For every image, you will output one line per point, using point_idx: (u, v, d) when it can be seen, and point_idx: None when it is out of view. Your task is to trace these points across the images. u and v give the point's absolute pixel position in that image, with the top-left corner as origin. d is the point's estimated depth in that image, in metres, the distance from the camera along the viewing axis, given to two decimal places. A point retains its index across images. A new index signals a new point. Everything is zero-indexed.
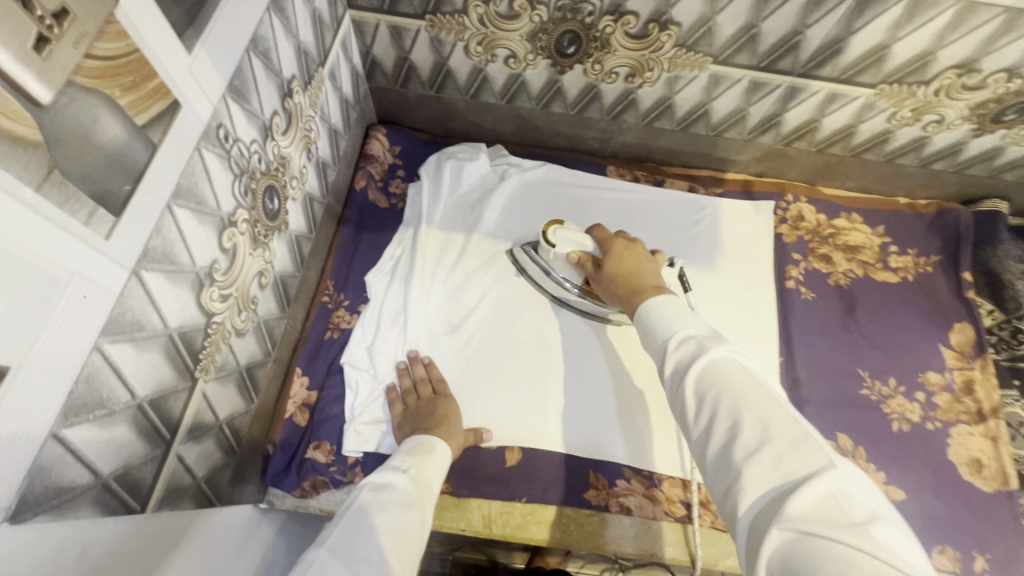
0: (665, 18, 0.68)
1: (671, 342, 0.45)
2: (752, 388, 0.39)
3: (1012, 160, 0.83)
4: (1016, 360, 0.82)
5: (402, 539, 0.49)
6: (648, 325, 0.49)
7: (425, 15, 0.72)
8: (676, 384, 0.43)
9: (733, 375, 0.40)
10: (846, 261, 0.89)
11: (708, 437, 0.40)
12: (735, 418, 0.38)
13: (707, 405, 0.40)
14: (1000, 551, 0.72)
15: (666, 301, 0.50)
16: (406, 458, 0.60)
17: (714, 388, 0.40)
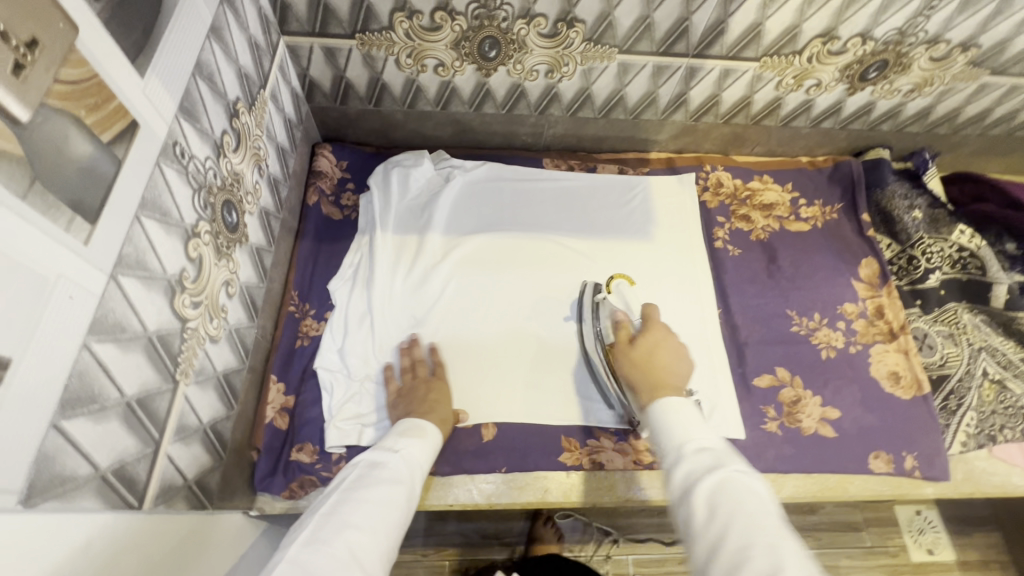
0: (570, 17, 0.77)
1: (683, 450, 0.54)
2: (765, 512, 0.46)
3: (884, 112, 0.96)
4: (915, 283, 0.94)
5: (389, 509, 0.52)
6: (659, 427, 0.59)
7: (355, 34, 0.78)
8: (686, 496, 0.50)
9: (745, 497, 0.47)
10: (764, 218, 1.00)
11: (715, 551, 0.45)
12: (747, 539, 0.44)
13: (715, 526, 0.47)
14: (925, 448, 0.82)
15: (676, 403, 0.60)
16: (399, 439, 0.63)
17: (723, 501, 0.48)
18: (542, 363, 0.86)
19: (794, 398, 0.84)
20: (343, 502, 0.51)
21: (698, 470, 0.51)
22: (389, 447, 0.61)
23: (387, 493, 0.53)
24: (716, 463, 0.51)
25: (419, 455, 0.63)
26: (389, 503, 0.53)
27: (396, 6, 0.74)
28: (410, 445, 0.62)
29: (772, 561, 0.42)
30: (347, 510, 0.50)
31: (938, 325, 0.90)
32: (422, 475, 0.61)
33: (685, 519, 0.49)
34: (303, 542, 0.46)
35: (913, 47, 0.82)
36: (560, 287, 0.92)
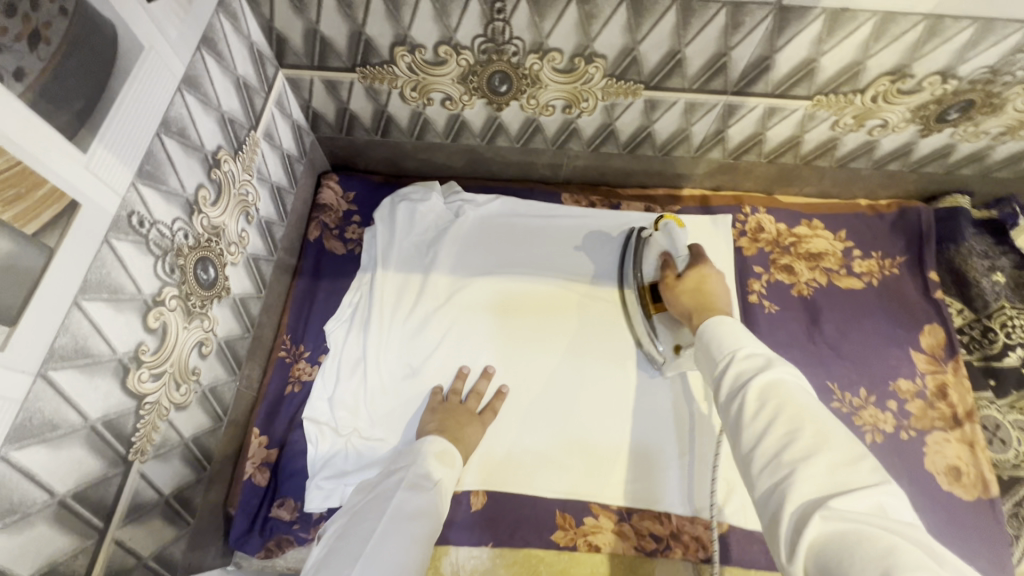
0: (588, 52, 0.68)
1: (736, 354, 0.49)
2: (818, 408, 0.42)
3: (966, 156, 0.81)
4: (991, 360, 0.80)
5: (426, 545, 0.54)
6: (709, 339, 0.53)
7: (356, 67, 0.73)
8: (737, 393, 0.45)
9: (798, 394, 0.43)
10: (809, 269, 0.88)
11: (762, 435, 0.42)
12: (795, 425, 0.40)
13: (765, 411, 0.42)
14: (987, 564, 0.69)
15: (722, 320, 0.54)
16: (435, 464, 0.63)
17: (772, 398, 0.43)
18: (544, 424, 0.78)
19: None
20: (389, 532, 0.52)
21: (750, 369, 0.46)
22: (428, 476, 0.61)
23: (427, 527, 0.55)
24: (768, 364, 0.46)
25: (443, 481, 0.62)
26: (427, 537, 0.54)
27: (396, 39, 0.68)
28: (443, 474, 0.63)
29: (819, 440, 0.39)
30: (394, 542, 0.51)
31: (1014, 413, 0.77)
32: (446, 503, 0.62)
33: (734, 416, 0.45)
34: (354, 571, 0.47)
35: (1007, 88, 0.68)
36: (569, 339, 0.84)
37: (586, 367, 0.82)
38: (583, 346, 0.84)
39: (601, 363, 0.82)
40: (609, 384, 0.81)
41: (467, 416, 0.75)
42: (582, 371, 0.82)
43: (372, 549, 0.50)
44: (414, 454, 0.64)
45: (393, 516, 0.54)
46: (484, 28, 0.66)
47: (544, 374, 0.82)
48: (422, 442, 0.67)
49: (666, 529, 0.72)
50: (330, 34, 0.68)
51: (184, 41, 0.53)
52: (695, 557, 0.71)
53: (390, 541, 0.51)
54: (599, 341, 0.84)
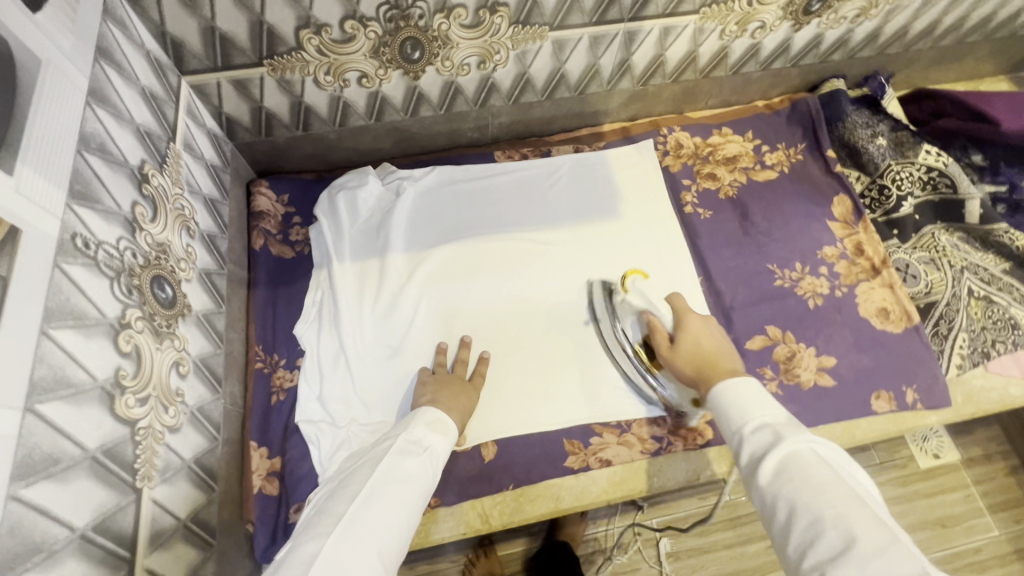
0: (491, 2, 0.70)
1: (744, 429, 0.55)
2: (832, 482, 0.47)
3: (834, 42, 0.92)
4: (890, 214, 0.92)
5: (410, 509, 0.55)
6: (720, 410, 0.60)
7: (263, 60, 0.71)
8: (756, 475, 0.51)
9: (813, 468, 0.48)
10: (729, 172, 0.96)
11: (790, 529, 0.47)
12: (814, 515, 0.45)
13: (784, 501, 0.48)
14: (923, 378, 0.82)
15: (740, 385, 0.59)
16: (424, 432, 0.64)
17: (787, 477, 0.49)
18: (533, 369, 0.82)
19: (789, 354, 0.82)
20: (373, 500, 0.54)
21: (762, 448, 0.52)
22: (416, 442, 0.63)
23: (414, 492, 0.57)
24: (778, 440, 0.52)
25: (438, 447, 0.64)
26: (415, 502, 0.56)
27: (300, 22, 0.67)
28: (432, 440, 0.64)
29: (845, 531, 0.43)
30: (377, 509, 0.53)
31: (917, 252, 0.89)
32: (438, 468, 0.63)
33: (764, 506, 0.50)
34: (337, 541, 0.49)
35: None
36: (535, 286, 0.88)
37: (557, 309, 0.87)
38: (550, 290, 0.88)
39: (571, 301, 0.87)
40: (580, 320, 0.86)
41: (464, 384, 0.76)
42: (555, 313, 0.86)
43: (355, 517, 0.51)
44: (404, 423, 0.66)
45: (378, 484, 0.55)
46: None
47: (521, 326, 0.85)
48: (412, 415, 0.68)
49: (664, 428, 0.78)
50: (228, 29, 0.66)
51: (79, 52, 0.50)
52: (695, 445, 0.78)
53: (373, 508, 0.53)
54: (563, 282, 0.89)
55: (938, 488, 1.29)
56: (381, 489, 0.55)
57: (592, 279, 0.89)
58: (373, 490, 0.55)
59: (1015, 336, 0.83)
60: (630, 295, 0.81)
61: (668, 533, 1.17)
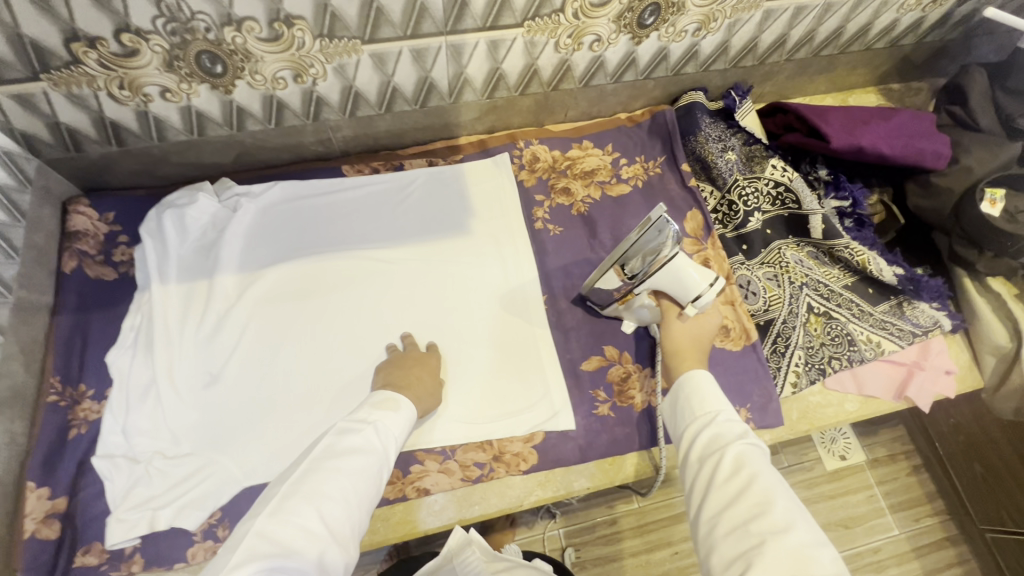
0: (284, 15, 0.67)
1: (715, 419, 0.61)
2: (781, 485, 0.53)
3: (682, 56, 0.91)
4: (740, 229, 0.91)
5: (367, 484, 0.54)
6: (685, 397, 0.65)
7: (39, 75, 0.67)
8: (715, 455, 0.57)
9: (765, 466, 0.55)
10: (584, 187, 0.94)
11: (731, 503, 0.53)
12: (759, 501, 0.51)
13: (741, 476, 0.54)
14: (756, 397, 0.81)
15: (699, 376, 0.66)
16: (370, 412, 0.61)
17: (740, 467, 0.55)
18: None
19: (623, 376, 0.81)
20: (332, 474, 0.52)
21: (727, 436, 0.58)
22: (360, 420, 0.60)
23: (377, 468, 0.56)
24: (743, 435, 0.58)
25: (393, 428, 0.61)
26: (376, 477, 0.55)
27: (66, 36, 0.63)
28: (385, 421, 0.61)
29: (786, 517, 0.50)
30: (337, 485, 0.51)
31: (765, 267, 0.89)
32: (397, 446, 0.61)
33: (709, 475, 0.56)
34: (302, 516, 0.48)
35: None
36: (376, 309, 0.85)
37: (399, 332, 0.84)
38: (392, 312, 0.85)
39: (414, 324, 0.84)
40: (477, 331, 0.84)
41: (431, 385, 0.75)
42: (391, 336, 0.83)
43: (317, 492, 0.50)
44: None
45: (346, 460, 0.54)
46: (158, 7, 0.62)
47: (357, 352, 0.82)
48: (372, 400, 0.64)
49: (490, 454, 0.76)
50: None
51: None
52: (519, 470, 0.76)
53: (340, 484, 0.52)
54: (406, 303, 0.86)
55: (844, 489, 1.30)
56: (353, 465, 0.54)
57: (487, 285, 0.87)
58: (343, 468, 0.53)
59: (849, 351, 0.84)
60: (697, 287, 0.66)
61: (573, 543, 1.20)
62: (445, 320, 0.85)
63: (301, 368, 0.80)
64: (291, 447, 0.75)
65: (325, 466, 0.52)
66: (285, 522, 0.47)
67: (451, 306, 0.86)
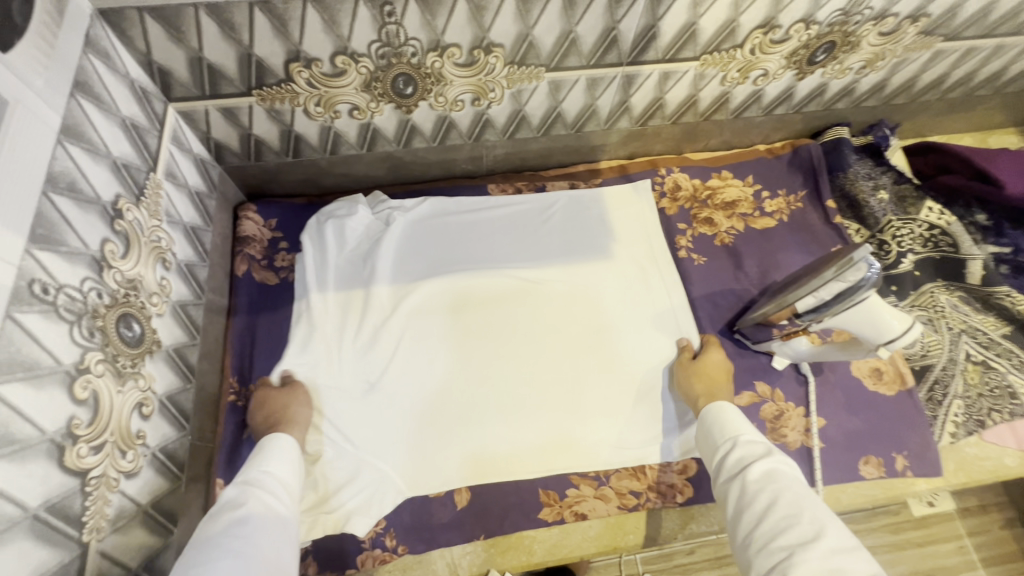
0: (486, 43, 0.69)
1: (738, 440, 0.63)
2: (810, 497, 0.54)
3: (839, 92, 0.90)
4: (890, 270, 0.89)
5: (268, 524, 0.53)
6: (711, 424, 0.67)
7: (252, 90, 0.70)
8: (738, 476, 0.59)
9: (792, 482, 0.55)
10: (727, 218, 0.94)
11: (760, 517, 0.53)
12: (789, 511, 0.52)
13: (765, 494, 0.55)
14: (914, 445, 0.79)
15: (723, 407, 0.68)
16: (249, 471, 0.59)
17: (769, 481, 0.56)
18: (547, 411, 0.79)
19: (776, 413, 0.80)
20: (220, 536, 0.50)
21: (751, 457, 0.60)
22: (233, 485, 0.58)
23: (266, 506, 0.55)
24: (767, 453, 0.59)
25: (283, 475, 0.61)
26: (275, 514, 0.55)
27: (290, 56, 0.66)
28: (257, 469, 0.60)
29: (815, 526, 0.50)
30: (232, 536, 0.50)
31: (916, 310, 0.86)
32: (287, 483, 0.60)
33: (737, 495, 0.57)
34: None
35: (860, 25, 0.77)
36: (522, 329, 0.84)
37: (544, 354, 0.83)
38: (538, 333, 0.84)
39: (557, 348, 0.83)
40: (593, 352, 0.83)
41: (283, 394, 0.72)
42: (538, 358, 0.83)
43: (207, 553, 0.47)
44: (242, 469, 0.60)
45: (228, 518, 0.52)
46: (379, 33, 0.65)
47: (504, 371, 0.81)
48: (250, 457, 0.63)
49: (644, 483, 0.76)
50: (217, 60, 0.65)
51: (55, 89, 0.49)
52: (674, 503, 0.76)
53: (239, 540, 0.49)
54: (550, 324, 0.85)
55: (932, 537, 1.25)
56: (237, 516, 0.52)
57: (608, 306, 0.86)
58: (229, 525, 0.51)
59: (1011, 406, 0.80)
60: (890, 331, 0.65)
61: (650, 569, 1.18)
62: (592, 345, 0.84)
63: (449, 385, 0.80)
64: (444, 459, 0.76)
65: (213, 538, 0.50)
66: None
67: (597, 330, 0.85)
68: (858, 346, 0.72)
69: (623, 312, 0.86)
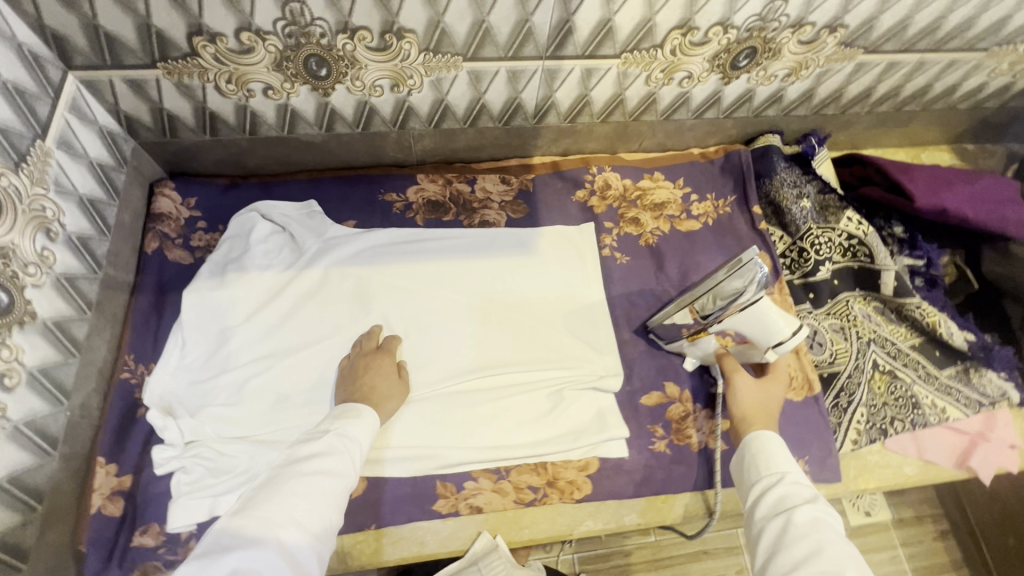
0: (396, 28, 0.68)
1: (783, 478, 0.62)
2: (848, 549, 0.53)
3: (766, 99, 0.91)
4: (807, 277, 0.90)
5: (333, 482, 0.59)
6: (752, 454, 0.66)
7: (156, 63, 0.69)
8: (778, 517, 0.58)
9: (837, 538, 0.54)
10: (654, 219, 0.94)
11: (796, 564, 0.53)
12: (828, 566, 0.51)
13: (806, 540, 0.54)
14: (815, 451, 0.79)
15: (767, 438, 0.66)
16: (332, 421, 0.66)
17: (811, 529, 0.55)
18: (483, 419, 0.78)
19: (681, 415, 0.81)
20: (305, 477, 0.58)
21: (795, 498, 0.59)
22: (322, 430, 0.65)
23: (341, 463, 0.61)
24: (812, 501, 0.58)
25: (357, 434, 0.66)
26: (340, 472, 0.60)
27: (191, 29, 0.65)
28: (351, 426, 0.66)
29: None
30: (316, 484, 0.57)
31: (830, 318, 0.87)
32: (365, 451, 0.66)
33: (775, 532, 0.57)
34: (273, 513, 0.54)
35: (779, 32, 0.77)
36: (438, 325, 0.83)
37: (460, 352, 0.82)
38: (455, 330, 0.83)
39: (469, 345, 0.82)
40: (504, 347, 0.83)
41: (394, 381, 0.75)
42: (448, 353, 0.82)
43: (283, 489, 0.56)
44: (330, 417, 0.67)
45: (315, 463, 0.59)
46: (282, 11, 0.64)
47: (424, 377, 0.80)
48: (337, 409, 0.69)
49: (543, 479, 0.76)
50: (114, 29, 0.64)
51: None
52: (571, 498, 0.76)
53: (304, 485, 0.57)
54: (484, 330, 0.84)
55: (864, 546, 1.26)
56: (313, 465, 0.59)
57: (523, 304, 0.86)
58: (305, 470, 0.58)
59: (913, 414, 0.82)
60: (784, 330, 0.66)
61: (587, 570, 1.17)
62: (514, 346, 0.83)
63: None
64: None
65: (291, 475, 0.57)
66: (249, 518, 0.53)
67: (513, 328, 0.84)
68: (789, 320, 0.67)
69: (536, 310, 0.86)
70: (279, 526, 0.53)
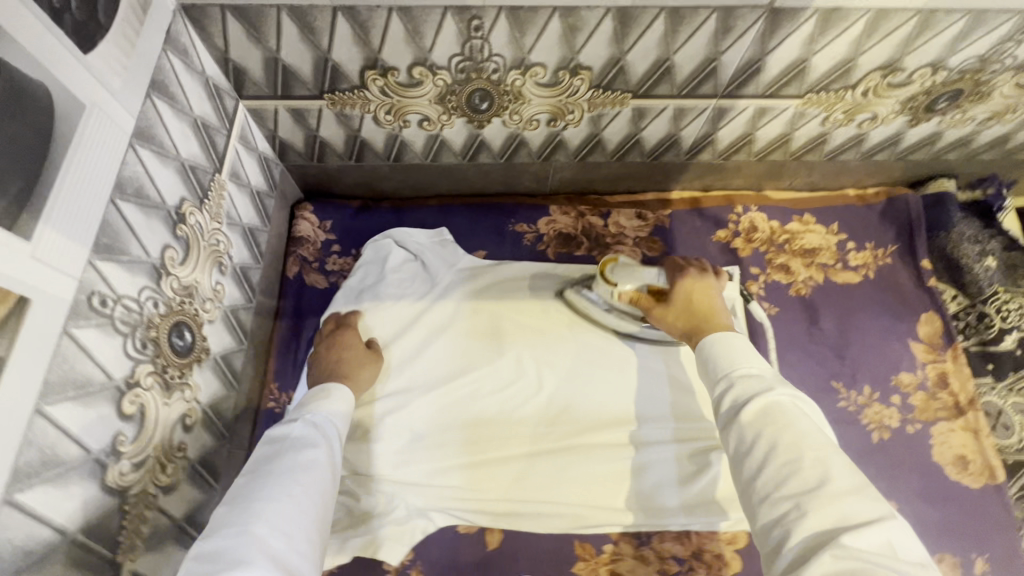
0: (574, 65, 0.64)
1: (733, 376, 0.51)
2: (810, 424, 0.46)
3: (953, 142, 0.81)
4: (987, 345, 0.81)
5: (313, 476, 0.51)
6: (705, 358, 0.55)
7: (324, 94, 0.67)
8: (733, 415, 0.48)
9: (795, 418, 0.46)
10: (805, 267, 0.87)
11: (760, 463, 0.45)
12: (789, 452, 0.43)
13: (761, 440, 0.45)
14: (998, 549, 0.71)
15: (724, 336, 0.55)
16: (304, 408, 0.60)
17: (765, 423, 0.46)
18: (624, 477, 0.73)
19: None
20: (280, 475, 0.50)
21: (745, 389, 0.49)
22: (294, 419, 0.59)
23: (325, 454, 0.54)
24: (767, 387, 0.48)
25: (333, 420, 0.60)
26: (317, 460, 0.53)
27: (367, 64, 0.63)
28: (319, 410, 0.60)
29: (819, 469, 0.42)
30: (290, 480, 0.49)
31: (1014, 395, 0.79)
32: (342, 432, 0.60)
33: (735, 440, 0.48)
34: (251, 524, 0.45)
35: (996, 75, 0.67)
36: (570, 371, 0.79)
37: (590, 403, 0.77)
38: (588, 379, 0.79)
39: (601, 396, 0.78)
40: (642, 401, 0.77)
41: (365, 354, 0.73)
42: (579, 404, 0.77)
43: (262, 489, 0.48)
44: (308, 404, 0.61)
45: (291, 459, 0.51)
46: (462, 47, 0.61)
47: (549, 429, 0.76)
48: (308, 398, 0.63)
49: (688, 549, 0.71)
50: (293, 62, 0.62)
51: (131, 91, 0.47)
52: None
53: (291, 485, 0.49)
54: (627, 379, 0.79)
55: None
56: (300, 457, 0.52)
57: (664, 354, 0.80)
58: (284, 466, 0.51)
59: None
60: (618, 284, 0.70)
61: None
62: (656, 399, 0.77)
63: (514, 441, 0.75)
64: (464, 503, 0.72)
65: (269, 473, 0.50)
66: (223, 533, 0.45)
67: (652, 379, 0.79)
68: (603, 266, 0.72)
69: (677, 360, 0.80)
70: (261, 535, 0.44)
